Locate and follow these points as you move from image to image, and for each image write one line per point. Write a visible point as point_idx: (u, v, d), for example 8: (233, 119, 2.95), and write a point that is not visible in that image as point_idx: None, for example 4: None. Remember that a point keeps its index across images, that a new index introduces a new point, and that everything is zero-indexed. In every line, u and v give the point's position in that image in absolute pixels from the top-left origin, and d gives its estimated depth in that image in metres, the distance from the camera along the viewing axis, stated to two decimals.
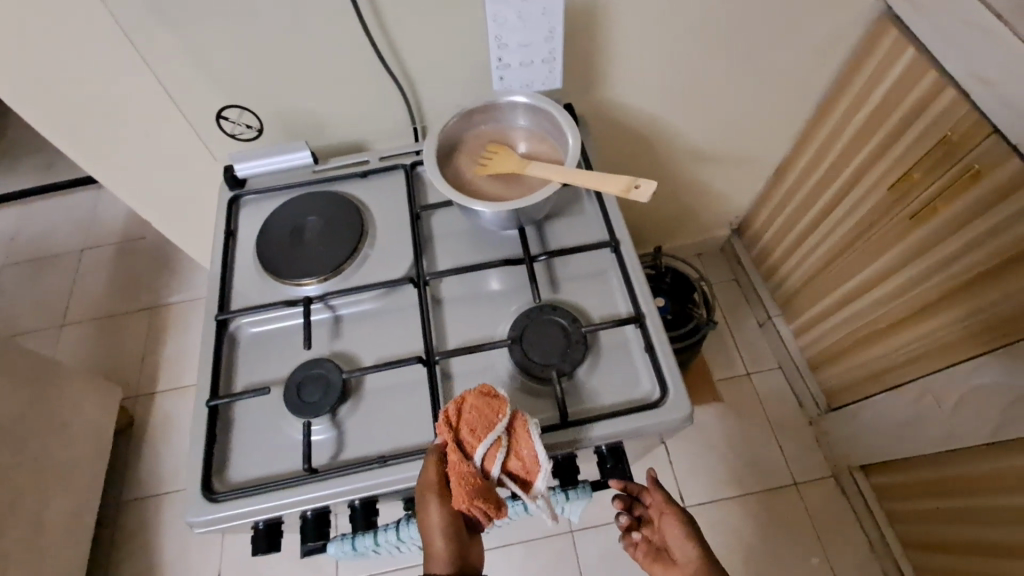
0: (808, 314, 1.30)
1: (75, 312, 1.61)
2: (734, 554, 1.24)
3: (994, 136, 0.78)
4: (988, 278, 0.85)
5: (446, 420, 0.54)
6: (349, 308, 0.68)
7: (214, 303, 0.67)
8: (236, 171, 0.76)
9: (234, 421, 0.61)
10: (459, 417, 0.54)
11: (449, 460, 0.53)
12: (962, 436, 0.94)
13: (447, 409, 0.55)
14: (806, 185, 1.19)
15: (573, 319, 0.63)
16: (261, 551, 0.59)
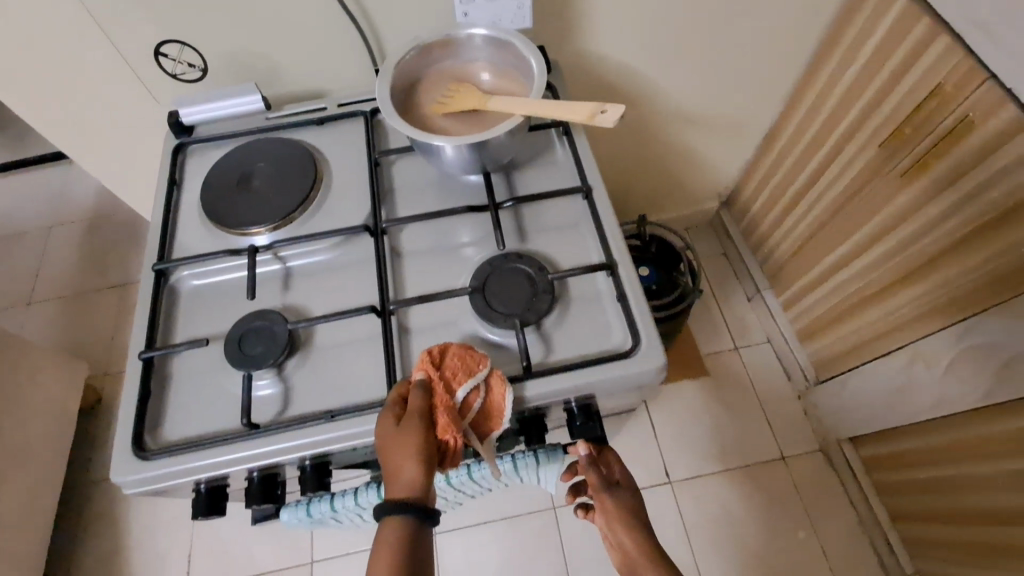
0: (797, 285, 1.27)
1: (41, 291, 1.55)
2: (720, 529, 1.21)
3: (989, 82, 0.74)
4: (982, 235, 0.81)
5: (433, 356, 0.52)
6: (300, 259, 0.63)
7: (153, 253, 0.62)
8: (181, 117, 0.70)
9: (172, 376, 0.56)
10: (446, 357, 0.52)
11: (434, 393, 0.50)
12: (953, 401, 0.91)
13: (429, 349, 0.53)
14: (795, 149, 1.15)
15: (540, 267, 0.59)
16: (202, 514, 0.55)
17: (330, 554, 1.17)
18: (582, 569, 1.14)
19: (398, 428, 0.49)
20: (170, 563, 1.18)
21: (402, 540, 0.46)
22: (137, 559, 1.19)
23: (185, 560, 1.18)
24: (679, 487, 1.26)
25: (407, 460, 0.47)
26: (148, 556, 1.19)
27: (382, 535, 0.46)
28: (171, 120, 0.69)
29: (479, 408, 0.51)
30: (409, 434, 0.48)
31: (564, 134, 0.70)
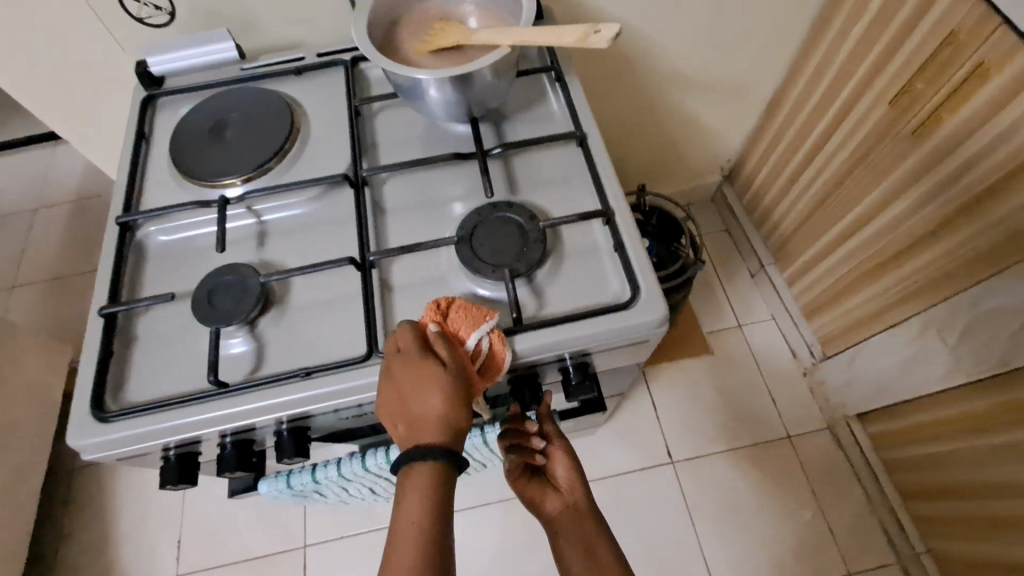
0: (802, 258, 1.22)
1: (26, 274, 1.51)
2: (724, 509, 1.18)
3: (1005, 25, 0.69)
4: (996, 192, 0.77)
5: (439, 305, 0.48)
6: (275, 213, 0.59)
7: (118, 207, 0.58)
8: (150, 67, 0.66)
9: (137, 334, 0.53)
10: (452, 305, 0.48)
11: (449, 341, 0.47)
12: (968, 369, 0.87)
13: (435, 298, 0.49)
14: (800, 114, 1.10)
15: (531, 215, 0.54)
16: (171, 482, 0.51)
17: (323, 539, 1.13)
18: None
19: (415, 377, 0.45)
20: (157, 550, 1.14)
21: (434, 490, 0.42)
22: (124, 546, 1.15)
23: (174, 546, 1.14)
24: (681, 467, 1.22)
25: (437, 411, 0.44)
26: (135, 542, 1.15)
27: (411, 486, 0.42)
28: (139, 70, 0.65)
29: (488, 356, 0.48)
30: (434, 384, 0.44)
31: (557, 82, 0.65)
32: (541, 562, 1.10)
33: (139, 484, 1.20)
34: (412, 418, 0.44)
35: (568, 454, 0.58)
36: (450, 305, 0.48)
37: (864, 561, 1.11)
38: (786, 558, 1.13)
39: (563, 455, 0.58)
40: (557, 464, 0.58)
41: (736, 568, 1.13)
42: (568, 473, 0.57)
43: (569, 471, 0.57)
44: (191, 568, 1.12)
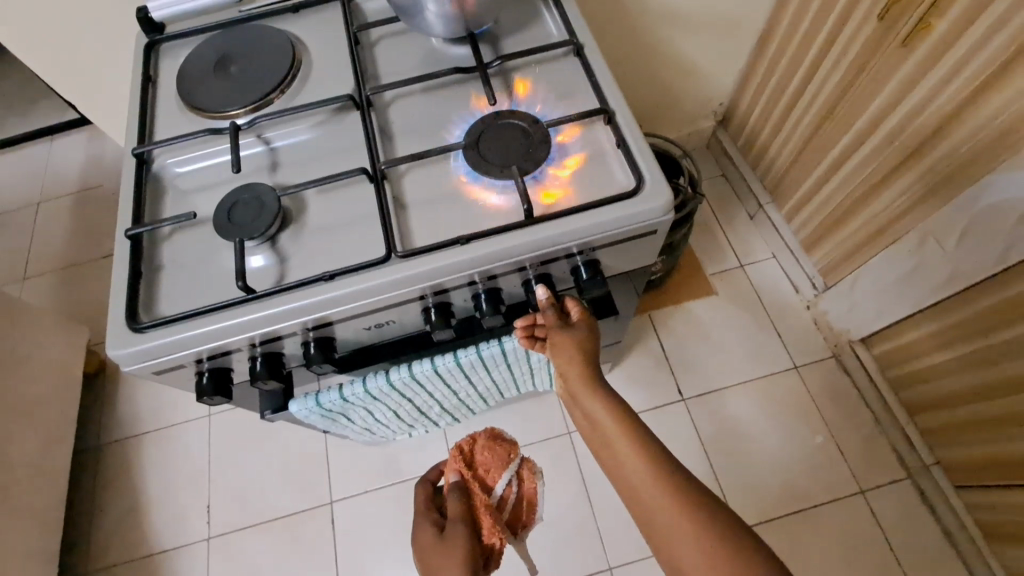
0: (799, 192, 1.24)
1: (35, 265, 1.53)
2: (736, 440, 1.21)
3: None
4: (989, 88, 0.78)
5: (458, 455, 0.75)
6: (284, 139, 0.61)
7: (133, 142, 0.60)
8: (151, 13, 0.67)
9: (163, 255, 0.55)
10: (475, 457, 0.79)
11: (474, 493, 0.73)
12: (969, 271, 0.89)
13: (463, 448, 0.78)
14: (790, 44, 1.11)
15: (534, 119, 0.56)
16: (207, 393, 0.54)
17: (349, 494, 1.16)
18: (602, 485, 1.13)
19: (444, 545, 0.65)
20: (189, 515, 1.17)
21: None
22: (156, 514, 1.18)
23: (204, 511, 1.17)
24: (693, 403, 1.25)
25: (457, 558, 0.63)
26: (167, 510, 1.18)
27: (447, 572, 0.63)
28: (141, 16, 0.66)
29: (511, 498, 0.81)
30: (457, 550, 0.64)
31: (551, 2, 0.67)
32: (563, 502, 1.13)
33: (165, 455, 1.23)
34: (434, 558, 0.65)
35: (559, 343, 0.57)
36: (472, 456, 0.78)
37: (875, 478, 1.15)
38: (801, 482, 1.16)
39: (555, 345, 0.57)
40: (556, 354, 0.58)
41: (751, 495, 1.16)
42: (565, 361, 0.57)
43: (567, 360, 0.57)
44: (223, 530, 1.15)
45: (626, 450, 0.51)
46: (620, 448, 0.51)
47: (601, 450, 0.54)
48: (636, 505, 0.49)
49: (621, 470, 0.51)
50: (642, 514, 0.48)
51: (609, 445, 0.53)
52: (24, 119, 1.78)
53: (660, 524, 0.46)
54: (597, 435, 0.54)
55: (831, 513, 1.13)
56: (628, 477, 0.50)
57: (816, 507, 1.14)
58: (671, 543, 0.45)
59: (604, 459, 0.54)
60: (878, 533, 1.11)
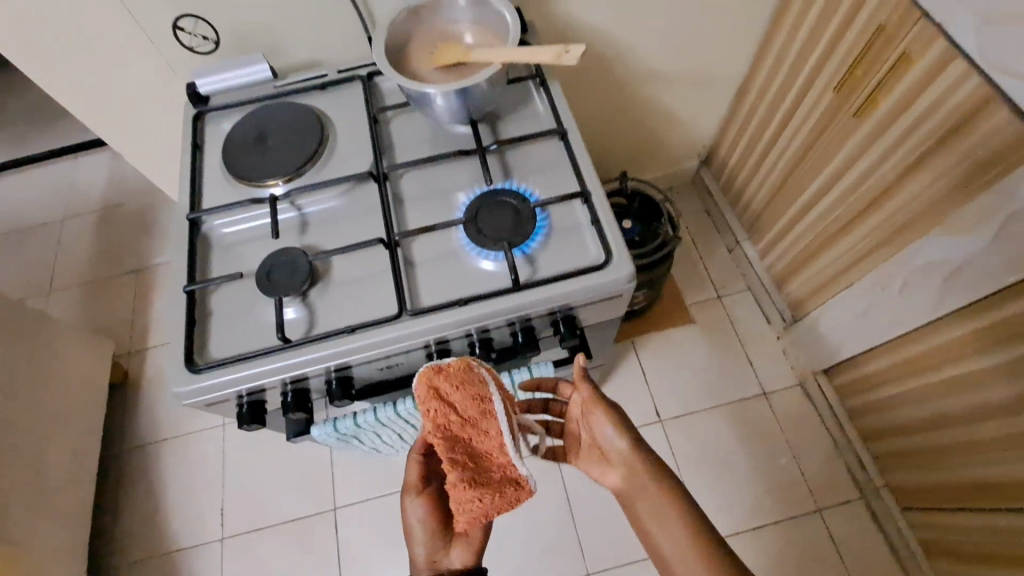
0: (771, 232, 1.36)
1: (62, 279, 1.64)
2: (709, 458, 1.31)
3: (923, 21, 0.81)
4: (921, 164, 0.89)
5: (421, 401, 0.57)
6: (314, 206, 0.72)
7: (187, 206, 0.71)
8: (198, 88, 0.78)
9: (212, 306, 0.65)
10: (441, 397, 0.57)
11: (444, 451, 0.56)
12: (908, 318, 1.00)
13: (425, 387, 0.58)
14: (764, 101, 1.22)
15: (523, 198, 0.67)
16: (246, 423, 0.65)
17: (353, 500, 1.27)
18: (584, 497, 1.24)
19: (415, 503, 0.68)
20: (204, 517, 1.27)
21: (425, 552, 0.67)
22: (173, 516, 1.28)
23: (218, 514, 1.27)
24: (669, 425, 1.36)
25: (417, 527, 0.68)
26: (184, 512, 1.28)
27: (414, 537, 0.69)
28: (189, 90, 0.77)
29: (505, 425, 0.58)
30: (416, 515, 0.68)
31: (542, 86, 0.78)
32: (544, 513, 1.24)
33: (183, 462, 1.33)
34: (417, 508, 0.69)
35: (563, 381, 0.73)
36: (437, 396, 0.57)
37: (832, 498, 1.26)
38: (767, 499, 1.27)
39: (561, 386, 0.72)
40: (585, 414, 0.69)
41: (720, 510, 1.27)
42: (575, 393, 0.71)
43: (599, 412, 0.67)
44: (236, 531, 1.26)
45: (672, 518, 0.61)
46: (664, 506, 0.62)
47: (642, 505, 0.63)
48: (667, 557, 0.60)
49: (663, 533, 0.61)
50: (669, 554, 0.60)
51: (652, 506, 0.62)
52: (50, 138, 1.90)
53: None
54: (639, 494, 0.64)
55: (792, 529, 1.24)
56: (664, 528, 0.61)
57: (778, 523, 1.25)
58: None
59: (641, 513, 0.63)
60: (832, 548, 1.22)
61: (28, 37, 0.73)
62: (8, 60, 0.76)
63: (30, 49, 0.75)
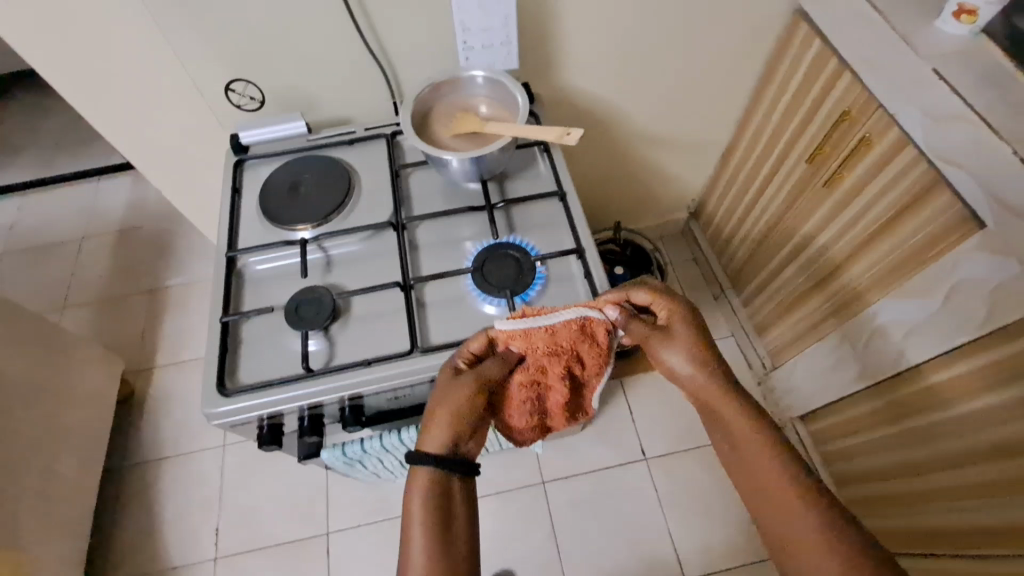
0: (754, 283, 1.46)
1: (77, 296, 1.70)
2: (693, 497, 1.35)
3: (879, 110, 0.92)
4: (881, 232, 0.99)
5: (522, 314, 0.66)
6: (338, 249, 0.80)
7: (224, 244, 0.79)
8: (241, 138, 0.88)
9: (243, 336, 0.73)
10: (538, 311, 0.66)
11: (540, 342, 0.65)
12: (873, 372, 1.07)
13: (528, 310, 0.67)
14: (747, 165, 1.34)
15: (525, 251, 0.76)
16: (266, 444, 0.71)
17: (346, 525, 1.30)
18: (569, 531, 1.33)
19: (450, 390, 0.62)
20: (198, 537, 1.30)
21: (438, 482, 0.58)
22: (168, 533, 1.31)
23: (212, 533, 1.31)
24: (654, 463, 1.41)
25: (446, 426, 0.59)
26: (179, 531, 1.31)
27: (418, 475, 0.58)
28: (233, 140, 0.87)
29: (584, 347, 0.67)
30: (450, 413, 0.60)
31: (545, 152, 0.88)
32: (532, 545, 1.31)
33: (181, 481, 1.37)
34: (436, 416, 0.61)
35: (656, 297, 0.64)
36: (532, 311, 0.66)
37: None
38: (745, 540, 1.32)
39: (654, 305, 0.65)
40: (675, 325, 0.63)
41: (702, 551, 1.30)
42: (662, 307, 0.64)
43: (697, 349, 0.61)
44: (229, 552, 1.28)
45: (769, 465, 0.56)
46: (758, 453, 0.57)
47: (733, 451, 0.59)
48: (763, 503, 0.56)
49: (761, 480, 0.56)
50: (765, 509, 0.56)
51: (748, 457, 0.58)
52: (76, 160, 2.00)
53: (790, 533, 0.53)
54: (728, 438, 0.59)
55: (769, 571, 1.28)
56: (756, 477, 0.57)
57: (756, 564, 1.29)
58: (812, 571, 0.51)
59: (728, 458, 0.60)
60: None
61: (97, 87, 0.84)
62: (76, 106, 0.86)
63: (97, 96, 0.85)
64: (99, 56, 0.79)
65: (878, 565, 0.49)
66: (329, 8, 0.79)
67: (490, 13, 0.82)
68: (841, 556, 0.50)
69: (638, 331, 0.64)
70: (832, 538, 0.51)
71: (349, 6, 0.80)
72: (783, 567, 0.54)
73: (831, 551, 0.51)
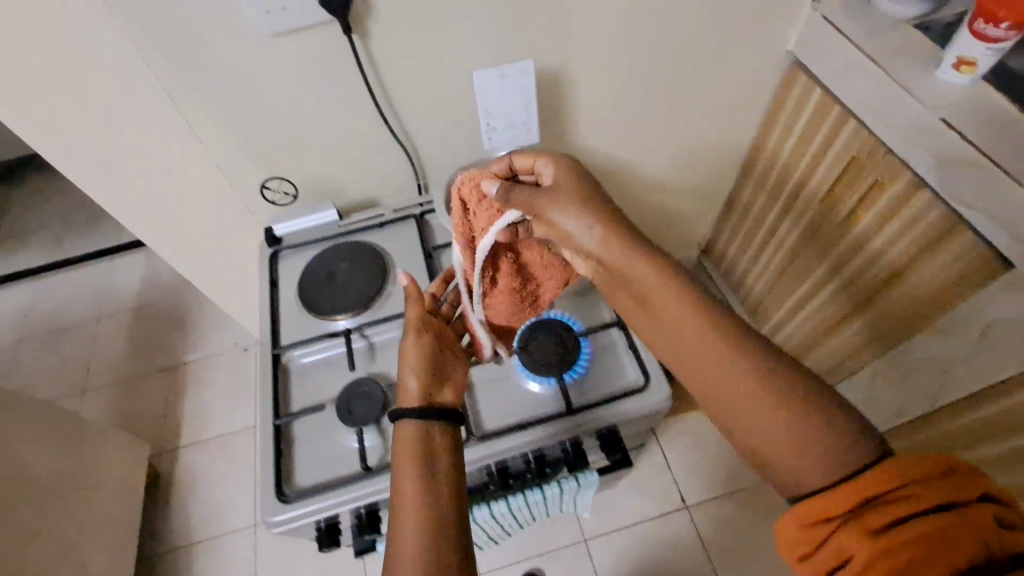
0: (774, 317, 1.47)
1: (95, 380, 1.69)
2: (739, 543, 1.32)
3: (889, 155, 0.96)
4: (903, 271, 1.01)
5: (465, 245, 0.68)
6: (381, 336, 0.80)
7: (268, 342, 0.79)
8: (274, 230, 0.90)
9: (296, 436, 0.72)
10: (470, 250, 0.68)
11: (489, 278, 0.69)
12: (910, 407, 1.08)
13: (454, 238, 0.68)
14: (756, 206, 1.38)
15: (569, 327, 0.76)
16: (326, 546, 0.70)
17: None
18: None
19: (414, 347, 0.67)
20: None
21: (419, 450, 0.60)
22: None
23: None
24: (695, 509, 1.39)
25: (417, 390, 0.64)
26: None
27: (403, 447, 0.60)
28: (267, 233, 0.89)
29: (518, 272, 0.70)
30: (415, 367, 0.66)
31: None
32: None
33: (219, 566, 1.35)
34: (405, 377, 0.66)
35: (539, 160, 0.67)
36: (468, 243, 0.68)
37: None
38: None
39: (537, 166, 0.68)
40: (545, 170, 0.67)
41: None
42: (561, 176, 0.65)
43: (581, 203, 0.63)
44: None
45: (741, 370, 0.56)
46: (720, 359, 0.57)
47: (688, 357, 0.60)
48: (722, 395, 0.57)
49: (726, 380, 0.57)
50: (720, 396, 0.57)
51: (712, 359, 0.58)
52: (87, 240, 2.01)
53: (751, 416, 0.55)
54: (682, 341, 0.60)
55: None
56: (723, 380, 0.57)
57: None
58: (764, 438, 0.54)
59: (686, 362, 0.60)
60: None
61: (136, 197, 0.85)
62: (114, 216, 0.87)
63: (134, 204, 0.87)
64: (138, 170, 0.81)
65: (835, 421, 0.53)
66: (360, 107, 0.82)
67: (511, 97, 0.87)
68: (814, 449, 0.52)
69: (521, 197, 0.63)
70: (809, 434, 0.52)
71: (379, 104, 0.82)
72: (748, 456, 0.58)
73: (814, 449, 0.52)
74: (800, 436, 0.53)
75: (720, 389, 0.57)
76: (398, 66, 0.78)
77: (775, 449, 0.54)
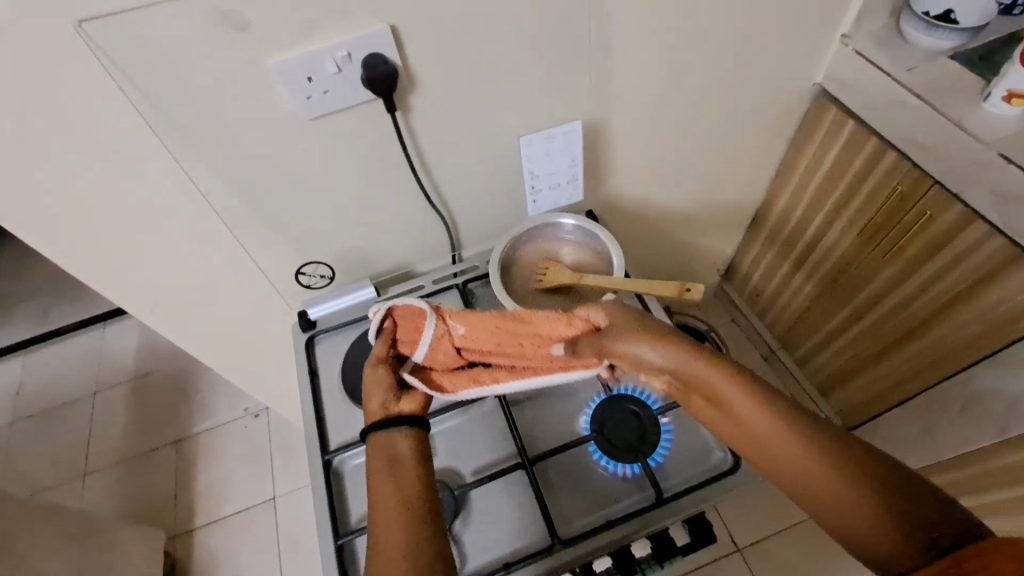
0: (807, 345, 1.43)
1: (97, 459, 1.58)
2: None
3: (936, 187, 0.93)
4: (957, 303, 0.98)
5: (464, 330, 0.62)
6: (439, 426, 0.75)
7: (315, 444, 0.73)
8: (309, 313, 0.84)
9: (359, 555, 0.65)
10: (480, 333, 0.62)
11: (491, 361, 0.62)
12: (973, 440, 1.04)
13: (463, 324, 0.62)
14: (781, 236, 1.34)
15: (643, 404, 0.72)
16: None
17: None
18: None
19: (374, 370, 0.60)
20: None
21: (385, 450, 0.53)
22: None
23: None
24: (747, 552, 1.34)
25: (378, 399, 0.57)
26: None
27: (378, 442, 0.53)
28: (301, 318, 0.83)
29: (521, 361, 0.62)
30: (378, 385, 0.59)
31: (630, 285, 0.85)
32: None
33: None
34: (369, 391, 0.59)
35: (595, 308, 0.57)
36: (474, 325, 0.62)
37: None
38: None
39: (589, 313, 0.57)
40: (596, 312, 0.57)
41: None
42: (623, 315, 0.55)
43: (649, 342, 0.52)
44: None
45: (755, 415, 0.47)
46: (739, 398, 0.48)
47: (711, 411, 0.50)
48: (756, 449, 0.47)
49: (754, 425, 0.47)
50: (754, 447, 0.47)
51: (731, 404, 0.48)
52: (79, 307, 1.91)
53: (790, 467, 0.45)
54: (702, 400, 0.50)
55: None
56: (748, 422, 0.47)
57: None
58: (807, 490, 0.44)
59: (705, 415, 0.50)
60: None
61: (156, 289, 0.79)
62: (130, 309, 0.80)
63: (153, 297, 0.80)
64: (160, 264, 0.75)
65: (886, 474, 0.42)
66: (397, 181, 0.76)
67: (559, 156, 0.84)
68: (871, 506, 0.41)
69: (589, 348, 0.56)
70: (848, 472, 0.43)
71: (419, 176, 0.77)
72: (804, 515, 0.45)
73: (868, 496, 0.42)
74: (840, 476, 0.43)
75: (765, 447, 0.46)
76: (438, 137, 0.74)
77: (829, 503, 0.43)
